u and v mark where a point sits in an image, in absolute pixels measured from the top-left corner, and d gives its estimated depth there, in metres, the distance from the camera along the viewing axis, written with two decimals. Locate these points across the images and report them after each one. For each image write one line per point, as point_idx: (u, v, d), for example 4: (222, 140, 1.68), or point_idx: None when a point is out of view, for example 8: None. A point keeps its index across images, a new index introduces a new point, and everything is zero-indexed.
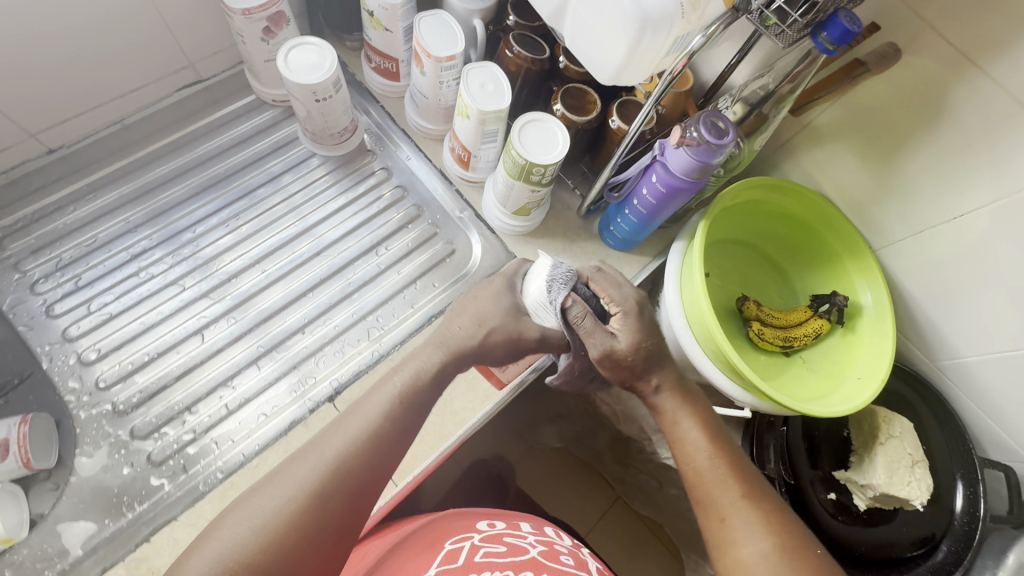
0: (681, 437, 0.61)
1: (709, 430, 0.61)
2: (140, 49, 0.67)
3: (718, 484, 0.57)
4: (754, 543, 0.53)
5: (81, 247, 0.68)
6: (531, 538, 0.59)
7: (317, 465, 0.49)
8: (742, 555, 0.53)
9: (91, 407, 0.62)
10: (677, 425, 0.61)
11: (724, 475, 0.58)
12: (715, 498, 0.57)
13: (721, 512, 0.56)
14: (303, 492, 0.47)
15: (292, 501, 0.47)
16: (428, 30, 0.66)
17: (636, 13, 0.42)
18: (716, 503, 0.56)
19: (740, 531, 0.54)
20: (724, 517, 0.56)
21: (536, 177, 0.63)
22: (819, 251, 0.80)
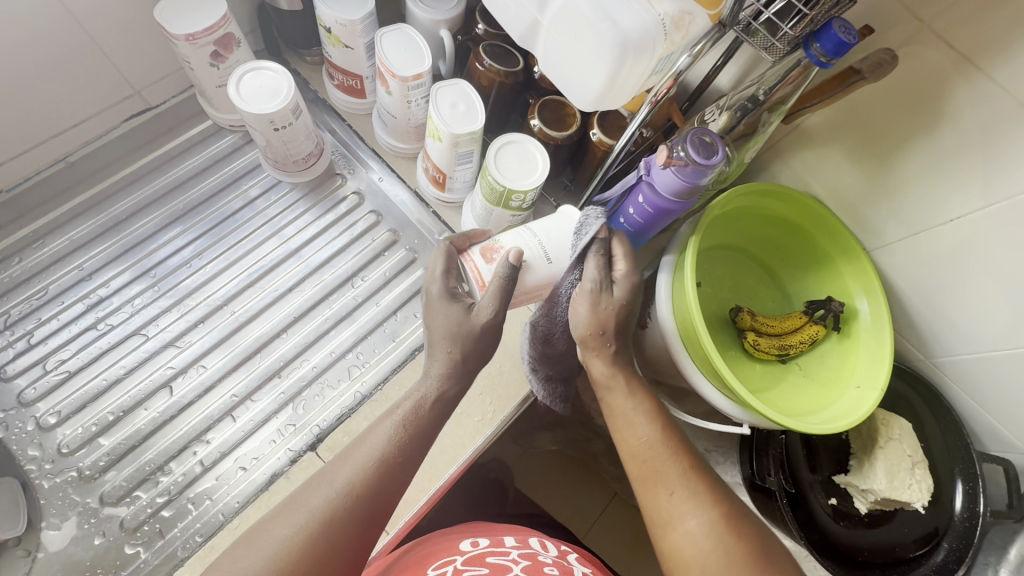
0: (622, 414, 0.55)
1: (649, 402, 0.55)
2: (78, 82, 0.62)
3: (664, 459, 0.52)
4: (696, 516, 0.49)
5: (32, 301, 0.64)
6: (514, 553, 0.54)
7: (332, 497, 0.46)
8: (686, 531, 0.49)
9: (54, 476, 0.58)
10: (619, 401, 0.55)
11: (670, 448, 0.53)
12: (660, 474, 0.52)
13: (668, 487, 0.52)
14: (317, 529, 0.44)
15: (305, 535, 0.44)
16: (392, 47, 0.61)
17: (615, 39, 0.38)
18: (660, 478, 0.52)
19: (684, 506, 0.50)
20: (672, 491, 0.51)
21: (516, 203, 0.60)
22: (811, 254, 0.78)
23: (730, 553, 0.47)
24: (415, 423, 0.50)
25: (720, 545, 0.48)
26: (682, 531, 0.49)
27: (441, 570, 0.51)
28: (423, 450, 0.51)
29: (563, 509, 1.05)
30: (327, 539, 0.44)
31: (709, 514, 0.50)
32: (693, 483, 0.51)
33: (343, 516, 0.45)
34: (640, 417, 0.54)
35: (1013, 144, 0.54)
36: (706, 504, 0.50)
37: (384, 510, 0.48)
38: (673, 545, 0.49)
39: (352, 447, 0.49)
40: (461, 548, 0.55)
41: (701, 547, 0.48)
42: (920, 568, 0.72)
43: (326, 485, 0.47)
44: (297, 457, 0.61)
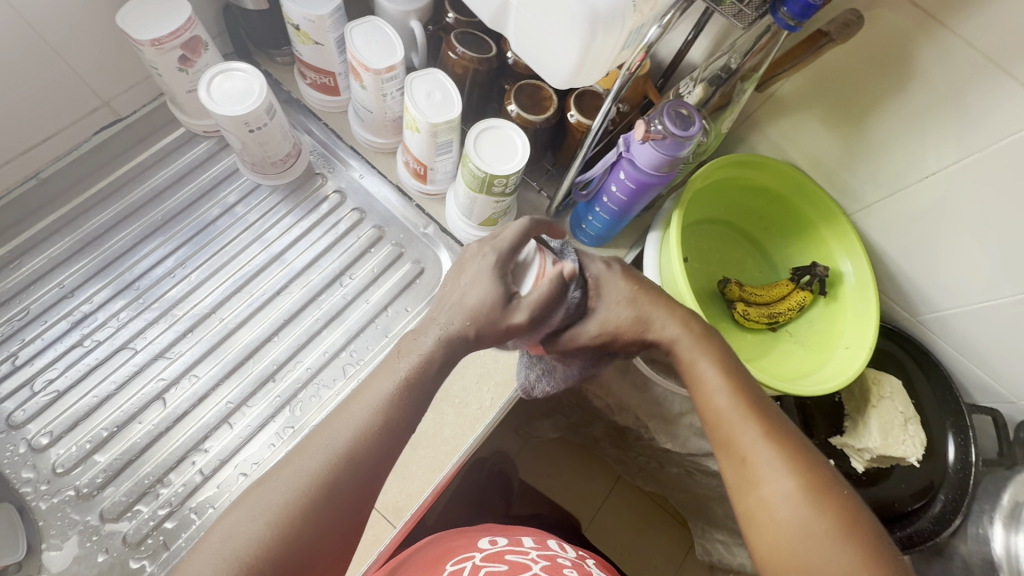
0: (693, 375, 0.52)
1: (724, 365, 0.52)
2: (44, 97, 0.60)
3: (735, 422, 0.49)
4: (778, 481, 0.45)
5: (14, 322, 0.62)
6: (534, 553, 0.53)
7: (327, 454, 0.44)
8: (764, 494, 0.46)
9: (51, 496, 0.57)
10: (693, 362, 0.52)
11: (742, 410, 0.49)
12: (731, 433, 0.49)
13: (742, 450, 0.48)
14: (313, 483, 0.43)
15: (302, 494, 0.42)
16: (362, 40, 0.61)
17: (584, 13, 0.38)
18: (734, 439, 0.48)
19: (762, 467, 0.46)
20: (746, 455, 0.47)
21: (498, 188, 0.60)
22: (794, 221, 0.78)
23: (819, 521, 0.43)
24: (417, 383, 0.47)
25: (806, 511, 0.44)
26: (760, 497, 0.46)
27: (459, 565, 0.51)
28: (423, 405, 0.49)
29: (570, 494, 1.05)
30: (326, 494, 0.43)
31: (796, 480, 0.45)
32: (772, 445, 0.47)
33: (339, 478, 0.44)
34: (711, 379, 0.51)
35: (982, 97, 0.55)
36: (790, 468, 0.46)
37: (378, 469, 0.46)
38: (751, 509, 0.46)
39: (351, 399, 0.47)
40: (478, 545, 0.55)
41: (785, 513, 0.44)
42: (919, 522, 0.75)
43: (321, 448, 0.44)
44: None
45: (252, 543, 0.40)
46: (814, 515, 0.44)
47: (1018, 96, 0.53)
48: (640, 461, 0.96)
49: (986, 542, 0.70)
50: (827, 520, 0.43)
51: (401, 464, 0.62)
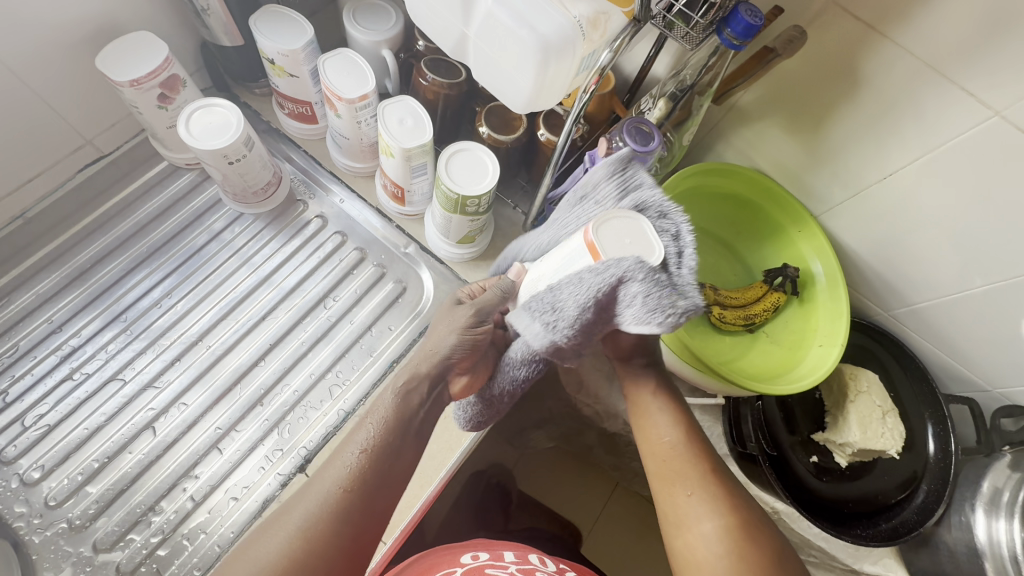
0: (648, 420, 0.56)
1: (675, 409, 0.56)
2: (27, 138, 0.62)
3: (683, 461, 0.52)
4: (712, 519, 0.49)
5: (3, 359, 0.64)
6: (513, 567, 0.55)
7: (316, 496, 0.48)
8: (701, 531, 0.49)
9: (45, 529, 0.58)
10: (648, 403, 0.57)
11: (687, 451, 0.53)
12: (677, 472, 0.52)
13: (684, 488, 0.51)
14: (304, 534, 0.45)
15: (299, 530, 0.46)
16: (335, 72, 0.63)
17: (536, 43, 0.41)
18: (678, 478, 0.52)
19: (699, 508, 0.50)
20: (687, 493, 0.51)
21: (472, 208, 0.62)
22: (764, 225, 0.81)
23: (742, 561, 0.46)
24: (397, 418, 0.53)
25: (732, 552, 0.47)
26: (695, 533, 0.49)
27: None
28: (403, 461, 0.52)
29: (566, 502, 1.06)
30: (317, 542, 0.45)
31: (731, 518, 0.49)
32: (713, 486, 0.51)
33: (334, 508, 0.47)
34: (663, 423, 0.54)
35: (929, 104, 0.58)
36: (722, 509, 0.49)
37: (378, 513, 0.49)
38: (688, 545, 0.49)
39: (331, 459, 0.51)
40: (462, 559, 0.57)
41: (712, 549, 0.47)
42: (903, 512, 0.77)
43: (314, 496, 0.48)
44: (286, 480, 0.61)
45: None
46: (738, 555, 0.47)
47: (963, 104, 0.56)
48: (632, 466, 0.98)
49: (968, 529, 0.72)
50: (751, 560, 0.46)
51: None
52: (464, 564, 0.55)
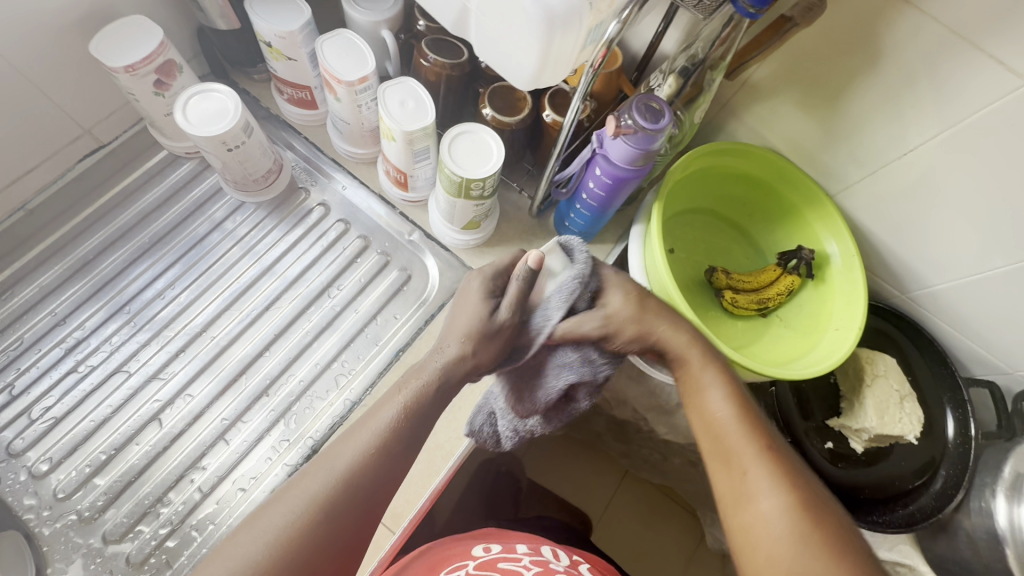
0: (701, 396, 0.54)
1: (732, 384, 0.54)
2: (24, 128, 0.61)
3: (738, 438, 0.51)
4: (771, 498, 0.47)
5: (7, 352, 0.63)
6: (526, 560, 0.54)
7: (331, 478, 0.47)
8: (759, 511, 0.47)
9: (54, 522, 0.58)
10: (702, 378, 0.55)
11: (745, 429, 0.51)
12: (734, 450, 0.50)
13: (740, 467, 0.49)
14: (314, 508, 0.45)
15: (304, 517, 0.45)
16: (333, 53, 0.61)
17: (540, 14, 0.39)
18: (734, 455, 0.50)
19: (759, 484, 0.48)
20: (745, 470, 0.49)
21: (477, 192, 0.60)
22: (777, 206, 0.79)
23: (807, 539, 0.44)
24: (417, 404, 0.51)
25: (795, 531, 0.45)
26: (754, 511, 0.47)
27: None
28: (417, 438, 0.51)
29: (578, 489, 1.06)
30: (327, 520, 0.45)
31: (792, 498, 0.46)
32: (772, 465, 0.49)
33: (339, 501, 0.46)
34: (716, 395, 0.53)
35: (953, 74, 0.55)
36: (783, 487, 0.47)
37: (385, 486, 0.49)
38: (745, 524, 0.47)
39: (355, 428, 0.50)
40: (473, 552, 0.56)
41: (775, 530, 0.45)
42: (922, 497, 0.74)
43: (326, 470, 0.47)
44: (294, 470, 0.61)
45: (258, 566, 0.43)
46: (802, 533, 0.45)
47: (992, 73, 0.53)
48: (644, 454, 0.96)
49: (990, 516, 0.69)
50: (815, 539, 0.44)
51: None
52: (476, 558, 0.54)
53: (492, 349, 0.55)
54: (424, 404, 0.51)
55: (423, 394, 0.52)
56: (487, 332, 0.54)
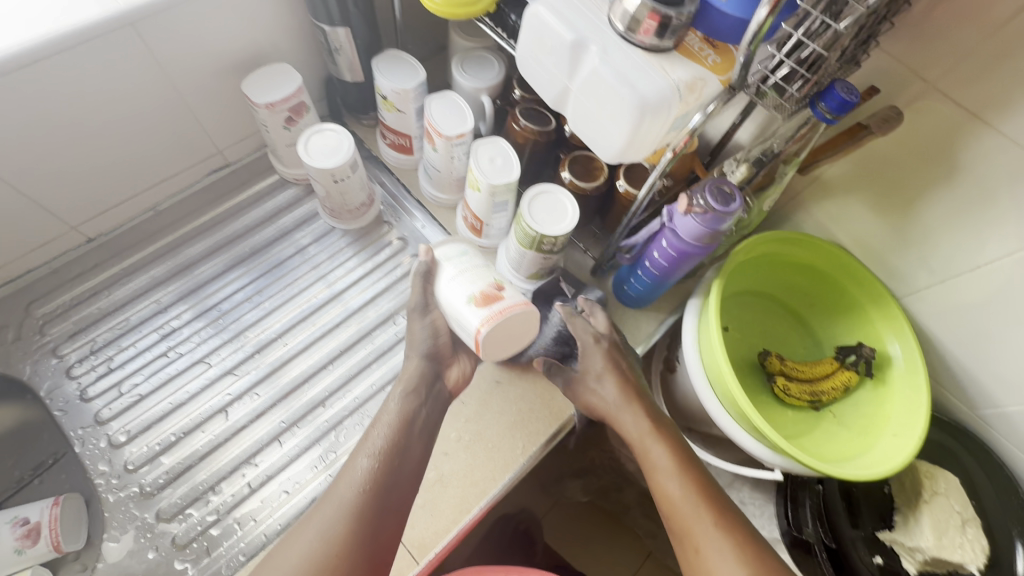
0: (650, 465, 0.61)
1: (676, 457, 0.61)
2: (173, 143, 0.72)
3: (689, 516, 0.57)
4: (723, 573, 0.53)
5: (114, 330, 0.71)
6: None
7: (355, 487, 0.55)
8: None
9: (119, 490, 0.63)
10: (650, 451, 0.62)
11: (696, 505, 0.57)
12: (687, 530, 0.57)
13: (693, 545, 0.56)
14: (343, 531, 0.53)
15: (340, 543, 0.52)
16: (439, 111, 0.70)
17: (634, 101, 0.44)
18: (689, 536, 0.56)
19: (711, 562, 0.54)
20: (698, 549, 0.56)
21: (547, 246, 0.65)
22: (838, 300, 0.78)
23: None
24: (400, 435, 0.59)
25: None
26: None
27: None
28: (399, 495, 0.57)
29: (599, 562, 1.02)
30: (350, 545, 0.52)
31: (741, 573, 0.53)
32: (722, 539, 0.55)
33: (361, 526, 0.53)
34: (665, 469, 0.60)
35: None
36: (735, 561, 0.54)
37: (387, 526, 0.55)
38: None
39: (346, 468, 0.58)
40: None
41: None
42: None
43: (349, 481, 0.56)
44: None
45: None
46: None
47: None
48: None
49: None
50: None
51: (431, 502, 0.64)
52: None
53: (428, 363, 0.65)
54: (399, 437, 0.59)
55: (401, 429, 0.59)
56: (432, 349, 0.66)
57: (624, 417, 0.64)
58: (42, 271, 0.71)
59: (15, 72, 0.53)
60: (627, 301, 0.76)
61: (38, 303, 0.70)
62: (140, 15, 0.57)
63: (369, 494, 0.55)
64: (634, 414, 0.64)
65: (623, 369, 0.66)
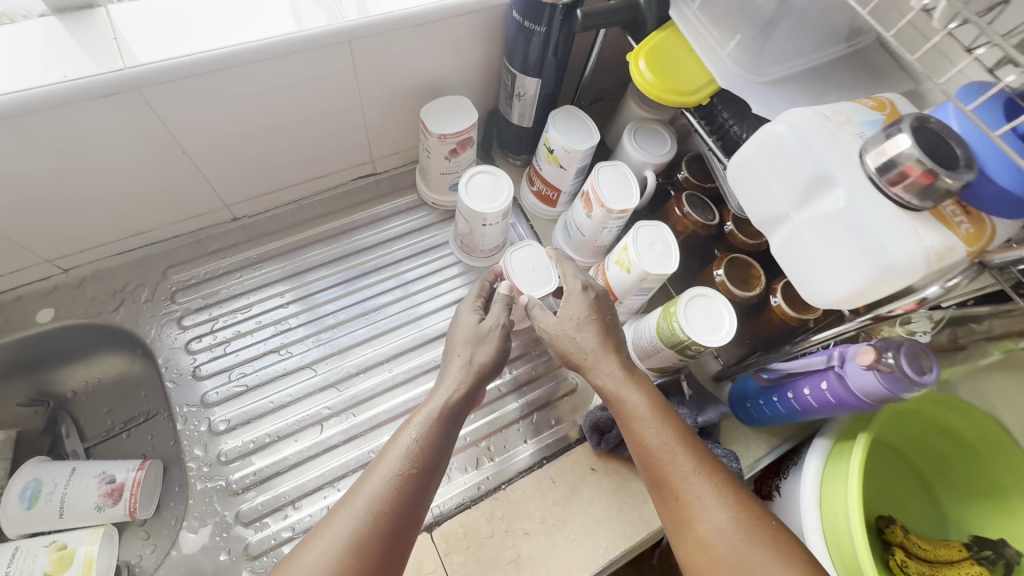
0: (621, 404, 0.54)
1: (651, 398, 0.54)
2: (337, 146, 0.73)
3: (668, 459, 0.50)
4: (711, 515, 0.47)
5: (235, 315, 0.72)
6: None
7: (397, 471, 0.47)
8: (701, 534, 0.47)
9: (207, 480, 0.63)
10: (621, 390, 0.54)
11: (673, 446, 0.51)
12: (664, 476, 0.50)
13: (673, 492, 0.49)
14: (377, 514, 0.45)
15: (370, 521, 0.44)
16: (606, 179, 0.67)
17: (878, 262, 0.40)
18: (668, 482, 0.50)
19: (694, 506, 0.48)
20: (678, 496, 0.49)
21: (690, 352, 0.61)
22: (984, 482, 0.67)
23: (754, 549, 0.45)
24: (428, 435, 0.50)
25: (738, 546, 0.45)
26: (700, 533, 0.47)
27: None
28: (433, 481, 0.49)
29: None
30: (394, 516, 0.45)
31: (729, 514, 0.47)
32: (704, 479, 0.49)
33: (399, 516, 0.45)
34: (640, 406, 0.53)
35: None
36: (721, 502, 0.48)
37: (406, 536, 0.46)
38: (691, 550, 0.47)
39: (369, 468, 0.48)
40: None
41: (722, 547, 0.46)
42: None
43: (394, 453, 0.48)
44: None
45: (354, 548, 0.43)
46: (748, 544, 0.45)
47: None
48: None
49: None
50: (761, 543, 0.45)
51: None
52: None
53: (485, 352, 0.57)
54: (435, 438, 0.50)
55: (436, 417, 0.51)
56: (478, 334, 0.58)
57: (601, 364, 0.56)
58: (186, 239, 0.74)
59: (233, 65, 0.54)
60: (744, 418, 0.71)
61: (175, 269, 0.72)
62: (357, 34, 0.58)
63: (409, 479, 0.47)
64: (612, 361, 0.56)
65: (607, 318, 0.59)
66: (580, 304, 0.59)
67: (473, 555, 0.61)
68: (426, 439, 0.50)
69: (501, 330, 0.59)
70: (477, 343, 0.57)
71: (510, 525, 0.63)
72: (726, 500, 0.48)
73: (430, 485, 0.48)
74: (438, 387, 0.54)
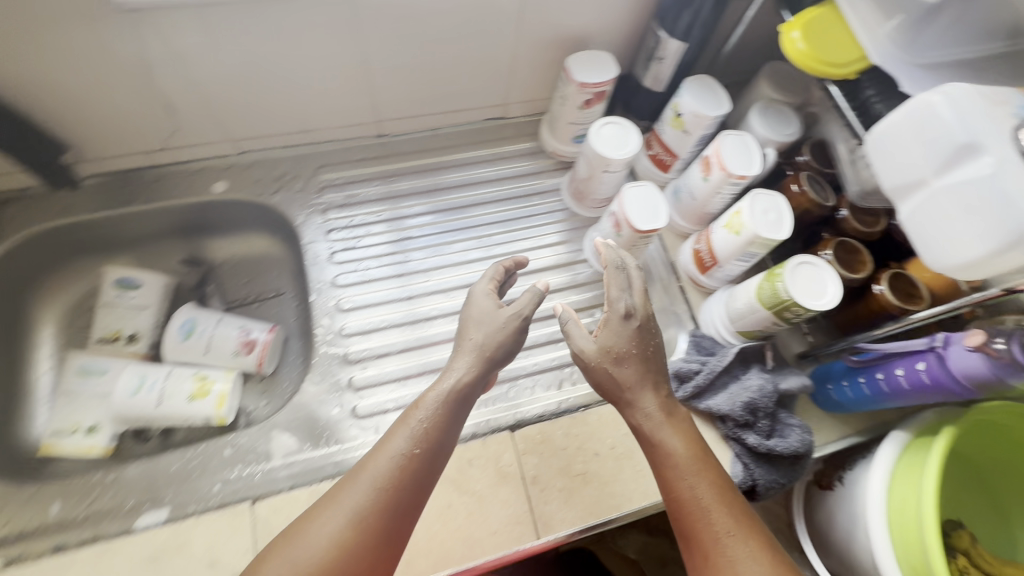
0: (657, 448, 0.54)
1: (688, 448, 0.53)
2: (482, 84, 0.81)
3: (700, 518, 0.50)
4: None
5: (369, 216, 0.81)
6: None
7: (396, 458, 0.50)
8: None
9: (330, 345, 0.72)
10: (657, 433, 0.55)
11: (705, 504, 0.51)
12: (695, 532, 0.50)
13: (700, 548, 0.50)
14: (365, 518, 0.47)
15: (373, 510, 0.47)
16: (729, 146, 0.71)
17: (1016, 228, 0.42)
18: (698, 539, 0.50)
19: (725, 567, 0.48)
20: (707, 555, 0.49)
21: (788, 314, 0.64)
22: None
23: None
24: (434, 422, 0.53)
25: None
26: None
27: None
28: (432, 478, 0.51)
29: None
30: (384, 512, 0.48)
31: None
32: (741, 541, 0.49)
33: (399, 502, 0.49)
34: (675, 458, 0.53)
35: None
36: (755, 563, 0.47)
37: (404, 525, 0.49)
38: None
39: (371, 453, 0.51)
40: None
41: None
42: None
43: (404, 435, 0.51)
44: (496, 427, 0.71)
45: (336, 541, 0.46)
46: None
47: None
48: None
49: None
50: None
51: (568, 490, 0.66)
52: None
53: (501, 339, 0.59)
54: (437, 429, 0.53)
55: (443, 400, 0.54)
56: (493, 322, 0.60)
57: (639, 403, 0.56)
58: (337, 146, 0.84)
59: None
60: (822, 402, 0.73)
61: (325, 169, 0.83)
62: None
63: (407, 468, 0.50)
64: (650, 398, 0.56)
65: (649, 351, 0.58)
66: (611, 332, 0.58)
67: (546, 460, 0.67)
68: (429, 427, 0.53)
69: (518, 324, 0.60)
70: (490, 330, 0.59)
71: (583, 444, 0.69)
72: (760, 559, 0.48)
73: (431, 474, 0.51)
74: (454, 360, 0.58)
